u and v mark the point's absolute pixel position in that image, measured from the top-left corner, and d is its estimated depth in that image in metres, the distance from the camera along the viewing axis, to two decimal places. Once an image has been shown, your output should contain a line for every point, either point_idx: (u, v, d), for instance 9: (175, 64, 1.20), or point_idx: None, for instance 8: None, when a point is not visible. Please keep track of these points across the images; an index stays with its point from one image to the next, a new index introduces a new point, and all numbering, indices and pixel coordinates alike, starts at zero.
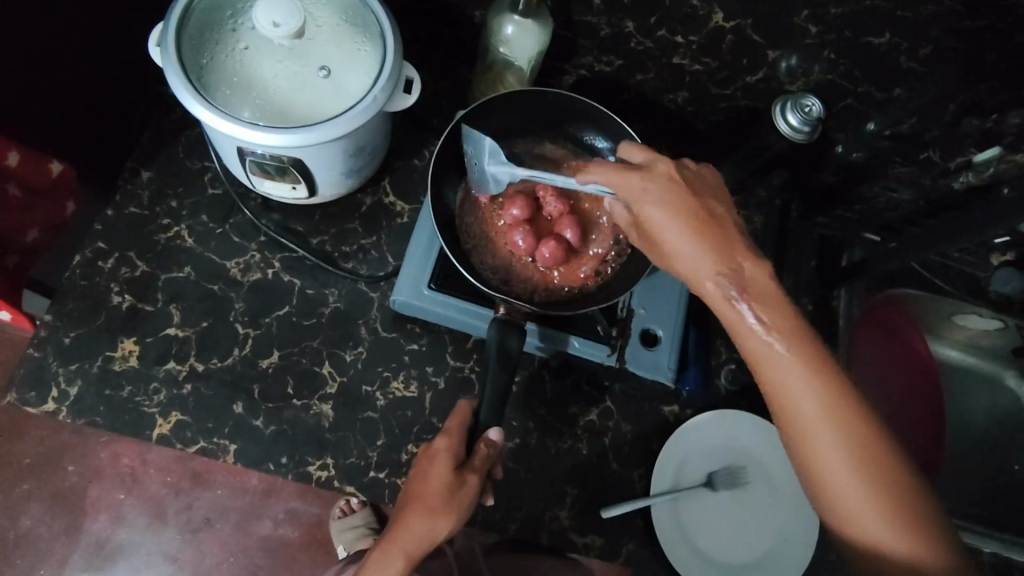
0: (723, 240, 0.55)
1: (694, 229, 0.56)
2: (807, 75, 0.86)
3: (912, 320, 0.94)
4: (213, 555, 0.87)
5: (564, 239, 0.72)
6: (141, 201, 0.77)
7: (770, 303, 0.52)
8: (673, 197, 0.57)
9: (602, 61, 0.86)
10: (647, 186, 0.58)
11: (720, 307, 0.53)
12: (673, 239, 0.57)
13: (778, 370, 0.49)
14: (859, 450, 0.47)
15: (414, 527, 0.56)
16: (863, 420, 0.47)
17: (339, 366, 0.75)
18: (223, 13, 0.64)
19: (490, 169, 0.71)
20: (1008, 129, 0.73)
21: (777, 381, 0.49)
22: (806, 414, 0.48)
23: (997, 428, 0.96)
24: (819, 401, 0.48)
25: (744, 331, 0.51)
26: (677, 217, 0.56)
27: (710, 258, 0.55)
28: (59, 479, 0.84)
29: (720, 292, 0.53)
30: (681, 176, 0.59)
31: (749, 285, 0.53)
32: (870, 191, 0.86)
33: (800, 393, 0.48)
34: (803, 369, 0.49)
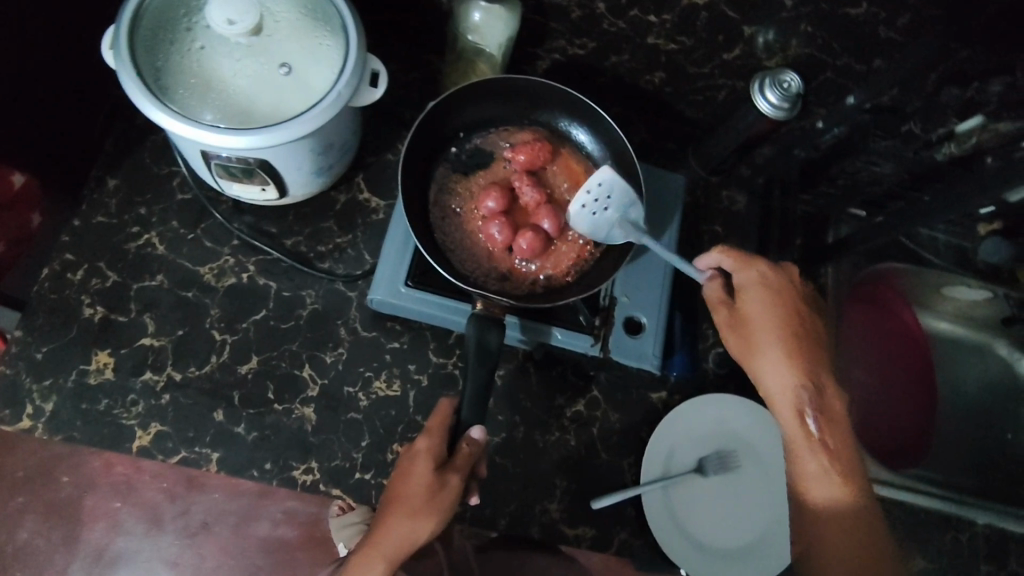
0: (809, 357, 0.59)
1: (786, 343, 0.59)
2: (785, 49, 0.84)
3: (900, 292, 0.92)
4: (213, 558, 0.79)
5: (541, 230, 0.70)
6: (110, 209, 0.75)
7: (839, 428, 0.56)
8: (777, 309, 0.60)
9: (575, 43, 0.84)
10: (761, 291, 0.61)
11: (787, 414, 0.56)
12: (763, 335, 0.59)
13: (808, 472, 0.54)
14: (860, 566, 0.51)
15: (395, 531, 0.55)
16: (874, 545, 0.52)
17: (319, 368, 0.74)
18: (177, 12, 0.62)
19: (614, 218, 0.69)
20: (990, 97, 0.73)
21: (807, 479, 0.54)
22: (825, 514, 0.53)
23: (991, 400, 0.95)
24: (843, 518, 0.52)
25: (800, 443, 0.56)
26: (777, 326, 0.59)
27: (796, 370, 0.58)
28: (50, 492, 0.71)
29: (796, 399, 0.57)
30: (792, 289, 0.62)
31: (823, 400, 0.57)
32: (852, 166, 0.84)
33: (825, 503, 0.53)
34: (840, 486, 0.53)
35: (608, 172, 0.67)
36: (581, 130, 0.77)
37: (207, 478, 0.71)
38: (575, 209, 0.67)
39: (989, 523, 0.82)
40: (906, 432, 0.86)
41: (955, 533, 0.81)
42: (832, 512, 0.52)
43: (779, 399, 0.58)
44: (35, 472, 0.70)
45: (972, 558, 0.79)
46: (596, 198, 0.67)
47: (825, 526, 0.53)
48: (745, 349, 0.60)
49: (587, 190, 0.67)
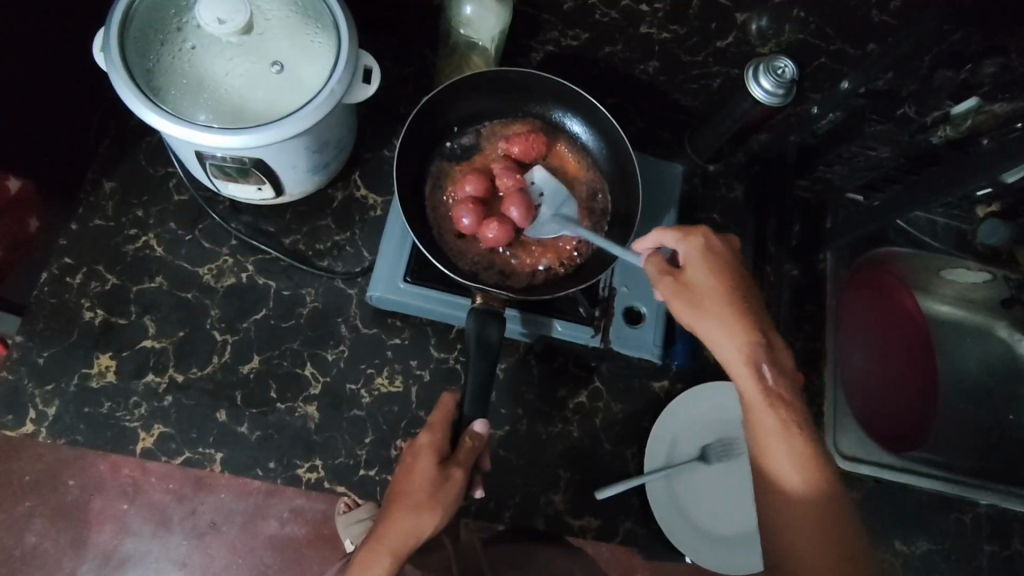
0: (761, 318, 0.56)
1: (737, 308, 0.56)
2: (778, 36, 0.85)
3: (903, 280, 0.94)
4: (222, 556, 0.72)
5: (510, 221, 0.69)
6: (106, 212, 0.75)
7: (795, 391, 0.54)
8: (724, 274, 0.57)
9: (569, 35, 0.84)
10: (706, 256, 0.58)
11: (747, 379, 0.54)
12: (713, 301, 0.56)
13: (770, 438, 0.53)
14: (824, 527, 0.50)
15: (400, 526, 0.54)
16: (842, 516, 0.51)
17: (321, 365, 0.74)
18: (167, 13, 0.61)
19: (546, 215, 0.71)
20: (984, 78, 0.75)
21: (769, 447, 0.52)
22: (789, 478, 0.51)
23: (991, 380, 0.95)
24: (808, 483, 0.51)
25: (760, 408, 0.53)
26: (726, 290, 0.56)
27: (749, 335, 0.55)
28: (59, 495, 0.70)
29: (752, 362, 0.54)
30: (735, 253, 0.59)
31: (778, 363, 0.55)
32: (849, 151, 0.82)
33: (789, 469, 0.51)
34: (802, 451, 0.52)
35: (540, 172, 0.73)
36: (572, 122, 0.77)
37: (213, 478, 0.71)
38: None
39: (992, 505, 0.81)
40: (899, 421, 0.90)
41: (957, 514, 0.80)
42: (796, 474, 0.52)
43: (735, 365, 0.55)
44: (41, 478, 0.70)
45: (974, 539, 0.80)
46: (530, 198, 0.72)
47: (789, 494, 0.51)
48: (696, 318, 0.56)
49: None
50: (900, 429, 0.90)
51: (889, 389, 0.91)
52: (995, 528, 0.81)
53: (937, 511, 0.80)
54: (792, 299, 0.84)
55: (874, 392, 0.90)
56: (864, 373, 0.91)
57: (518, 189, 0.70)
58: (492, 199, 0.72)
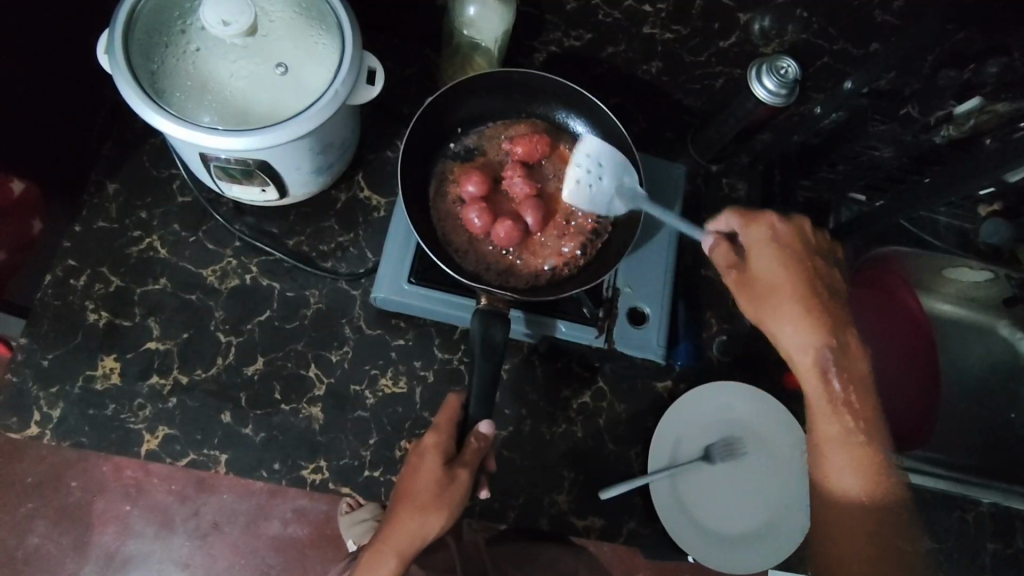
0: (833, 313, 0.59)
1: (807, 302, 0.58)
2: (780, 36, 0.83)
3: (904, 279, 0.93)
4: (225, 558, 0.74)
5: (522, 223, 0.70)
6: (110, 214, 0.75)
7: (859, 383, 0.58)
8: (794, 267, 0.59)
9: (572, 35, 0.83)
10: (777, 252, 0.60)
11: (812, 379, 0.58)
12: (785, 299, 0.59)
13: (832, 435, 0.58)
14: (877, 517, 0.58)
15: (405, 526, 0.55)
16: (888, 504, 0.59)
17: (325, 367, 0.74)
18: (171, 14, 0.61)
19: (604, 185, 0.71)
20: (987, 79, 0.73)
21: (829, 442, 0.58)
22: (843, 470, 0.58)
23: (994, 379, 0.95)
24: (863, 476, 0.58)
25: (822, 406, 0.58)
26: (797, 288, 0.59)
27: (819, 332, 0.58)
28: (62, 496, 0.70)
29: (820, 360, 0.58)
30: (804, 243, 0.61)
31: (848, 360, 0.58)
32: (852, 151, 0.83)
33: (846, 463, 0.58)
34: (860, 448, 0.58)
35: (621, 158, 0.72)
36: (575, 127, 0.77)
37: (216, 479, 0.72)
38: (569, 184, 0.70)
39: (995, 503, 0.81)
40: (902, 420, 0.90)
41: (960, 513, 0.80)
42: (853, 473, 0.58)
43: (800, 358, 0.58)
44: (45, 479, 0.70)
45: (976, 537, 0.80)
46: (587, 170, 0.70)
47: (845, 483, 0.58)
48: (762, 311, 0.60)
49: (577, 164, 0.70)
50: (902, 428, 0.89)
51: (890, 389, 0.91)
52: (997, 526, 0.81)
53: (939, 509, 0.80)
54: None
55: (876, 392, 0.90)
56: None
57: (534, 196, 0.71)
58: (499, 199, 0.72)
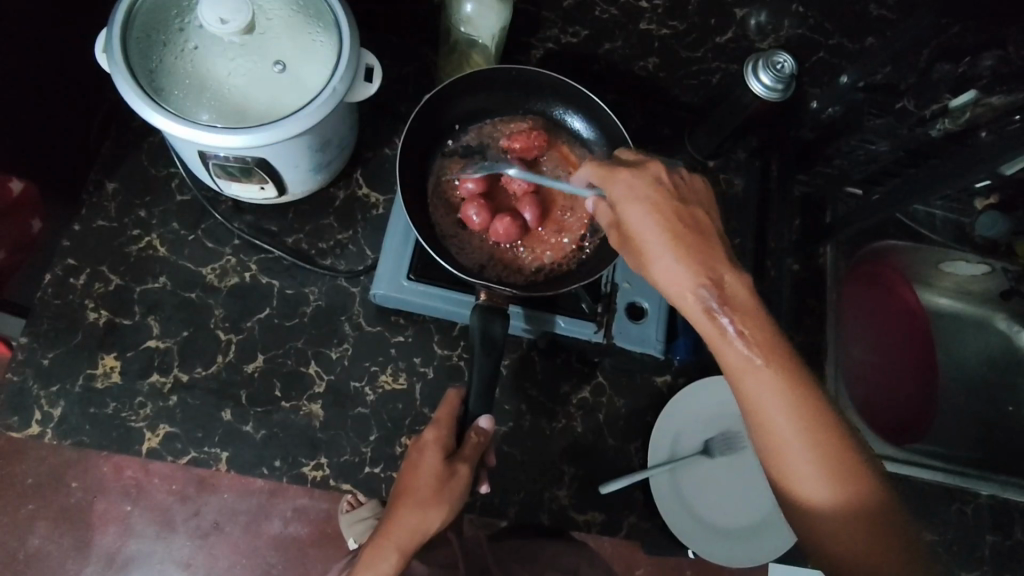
0: (707, 249, 0.53)
1: (678, 238, 0.53)
2: (777, 31, 0.83)
3: (900, 271, 0.95)
4: (226, 559, 0.74)
5: (521, 219, 0.71)
6: (109, 213, 0.75)
7: (753, 318, 0.50)
8: (654, 207, 0.55)
9: (568, 32, 0.84)
10: (633, 185, 0.56)
11: (703, 323, 0.50)
12: (652, 248, 0.54)
13: (759, 389, 0.48)
14: (841, 484, 0.46)
15: (405, 522, 0.55)
16: (840, 453, 0.46)
17: (326, 364, 0.74)
18: (168, 13, 0.61)
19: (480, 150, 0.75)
20: (982, 72, 0.73)
21: (759, 404, 0.48)
22: (783, 431, 0.47)
23: (990, 372, 0.96)
24: (806, 432, 0.47)
25: (730, 353, 0.49)
26: (661, 225, 0.54)
27: (694, 267, 0.52)
28: (62, 496, 0.70)
29: (700, 302, 0.51)
30: (657, 180, 0.56)
31: (735, 306, 0.50)
32: (848, 145, 0.85)
33: (785, 424, 0.47)
34: (790, 397, 0.47)
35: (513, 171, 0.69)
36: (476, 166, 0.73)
37: (216, 477, 0.72)
38: (449, 156, 0.74)
39: (993, 495, 0.81)
40: (900, 412, 0.91)
41: (958, 505, 0.81)
42: (792, 423, 0.47)
43: (690, 304, 0.51)
44: (48, 479, 0.70)
45: (975, 531, 0.80)
46: (463, 146, 0.75)
47: (797, 463, 0.46)
48: (644, 257, 0.54)
49: (452, 140, 0.75)
50: (901, 420, 0.90)
51: (887, 383, 0.91)
52: (996, 518, 0.81)
53: (938, 503, 0.80)
54: (794, 293, 0.84)
55: (876, 386, 0.91)
56: (865, 366, 0.91)
57: (531, 189, 0.72)
58: (498, 194, 0.73)
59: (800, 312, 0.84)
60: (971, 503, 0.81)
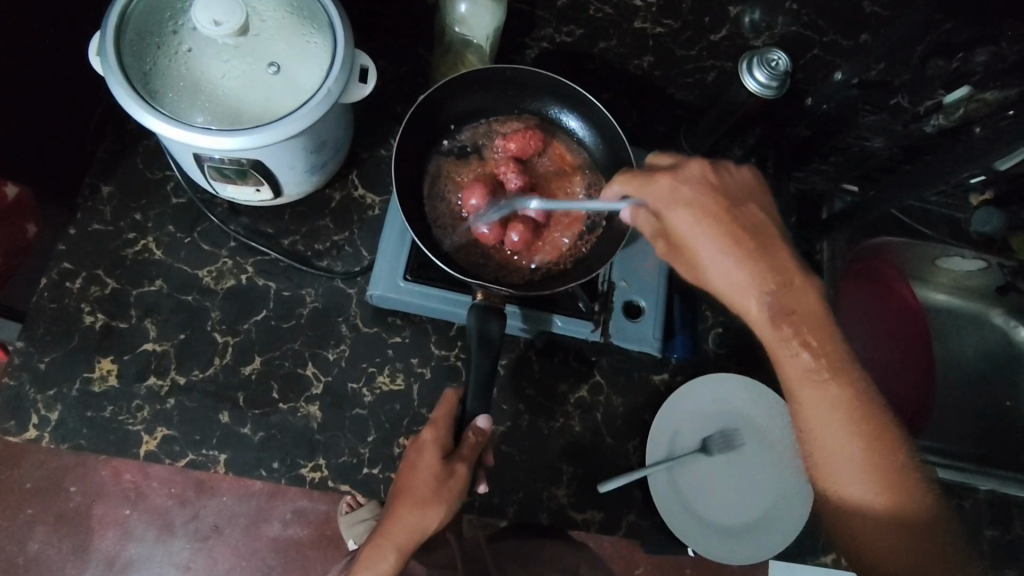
0: (763, 252, 0.54)
1: (734, 243, 0.54)
2: (771, 28, 0.85)
3: (897, 269, 0.95)
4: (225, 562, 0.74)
5: (527, 220, 0.70)
6: (104, 216, 0.75)
7: (815, 322, 0.52)
8: (706, 209, 0.56)
9: (562, 31, 0.85)
10: (680, 188, 0.57)
11: (764, 326, 0.52)
12: (705, 250, 0.55)
13: (812, 396, 0.49)
14: (891, 498, 0.47)
15: (404, 522, 0.55)
16: (894, 459, 0.48)
17: (323, 365, 0.74)
18: (162, 14, 0.61)
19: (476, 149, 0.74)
20: (976, 67, 0.73)
21: (812, 409, 0.49)
22: (837, 439, 0.48)
23: (987, 367, 0.96)
24: (858, 437, 0.48)
25: (789, 355, 0.51)
26: (715, 231, 0.55)
27: (752, 271, 0.53)
28: (61, 501, 0.72)
29: (761, 305, 0.52)
30: (710, 182, 0.57)
31: (792, 309, 0.52)
32: (845, 142, 0.84)
33: (837, 433, 0.48)
34: (842, 403, 0.49)
35: (536, 203, 0.67)
36: (494, 211, 0.69)
37: (215, 481, 0.72)
38: (446, 158, 0.74)
39: (992, 491, 0.81)
40: (901, 409, 0.90)
41: (958, 501, 0.81)
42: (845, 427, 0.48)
43: (749, 307, 0.53)
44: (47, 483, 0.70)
45: (974, 527, 0.80)
46: (460, 146, 0.75)
47: (847, 472, 0.48)
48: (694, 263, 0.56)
49: (448, 140, 0.75)
50: (900, 416, 0.90)
51: (886, 380, 0.91)
52: (995, 514, 0.81)
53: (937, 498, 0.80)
54: None
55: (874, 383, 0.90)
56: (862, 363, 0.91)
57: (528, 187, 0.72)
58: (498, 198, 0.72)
59: None
60: (971, 499, 0.81)
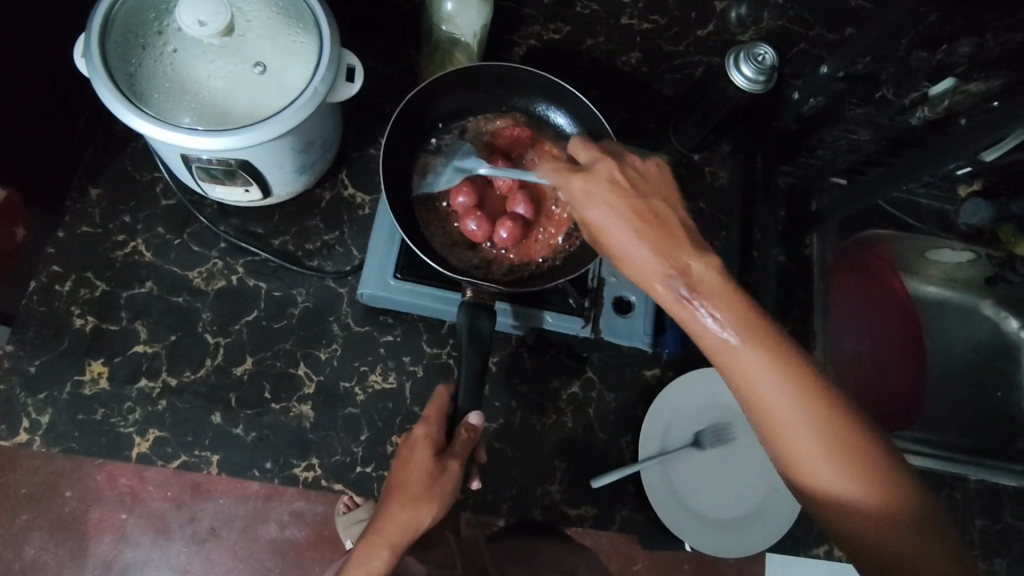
0: (672, 238, 0.52)
1: (643, 236, 0.52)
2: (757, 23, 0.88)
3: (886, 260, 0.95)
4: None
5: (518, 216, 0.70)
6: (94, 219, 0.75)
7: (726, 297, 0.49)
8: (619, 204, 0.53)
9: (550, 28, 0.85)
10: (591, 187, 0.55)
11: (678, 313, 0.50)
12: (621, 245, 0.53)
13: (748, 372, 0.47)
14: (852, 466, 0.45)
15: (398, 518, 0.53)
16: (835, 421, 0.45)
17: (315, 365, 0.74)
18: (147, 15, 0.61)
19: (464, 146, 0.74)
20: (959, 59, 0.76)
21: (751, 383, 0.47)
22: (782, 413, 0.46)
23: (977, 358, 0.97)
24: (798, 404, 0.46)
25: (707, 336, 0.49)
26: (627, 225, 0.53)
27: (661, 259, 0.51)
28: (56, 506, 0.69)
29: (671, 292, 0.50)
30: (615, 176, 0.55)
31: (698, 284, 0.50)
32: (830, 135, 0.85)
33: (779, 399, 0.46)
34: (773, 371, 0.47)
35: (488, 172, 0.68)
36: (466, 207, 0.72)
37: (210, 483, 0.71)
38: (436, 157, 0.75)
39: (982, 480, 0.82)
40: (891, 400, 0.91)
41: (949, 491, 0.81)
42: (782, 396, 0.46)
43: (662, 296, 0.51)
44: (38, 489, 0.69)
45: (964, 516, 0.81)
46: (447, 143, 0.75)
47: (803, 448, 0.45)
48: (619, 259, 0.54)
49: (435, 138, 0.75)
50: (891, 407, 0.90)
51: (878, 372, 0.91)
52: (985, 503, 0.81)
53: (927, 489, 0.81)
54: (781, 284, 0.85)
55: (866, 374, 0.91)
56: (856, 355, 0.91)
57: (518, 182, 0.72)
58: (488, 195, 0.73)
59: (787, 301, 0.84)
60: (961, 489, 0.82)
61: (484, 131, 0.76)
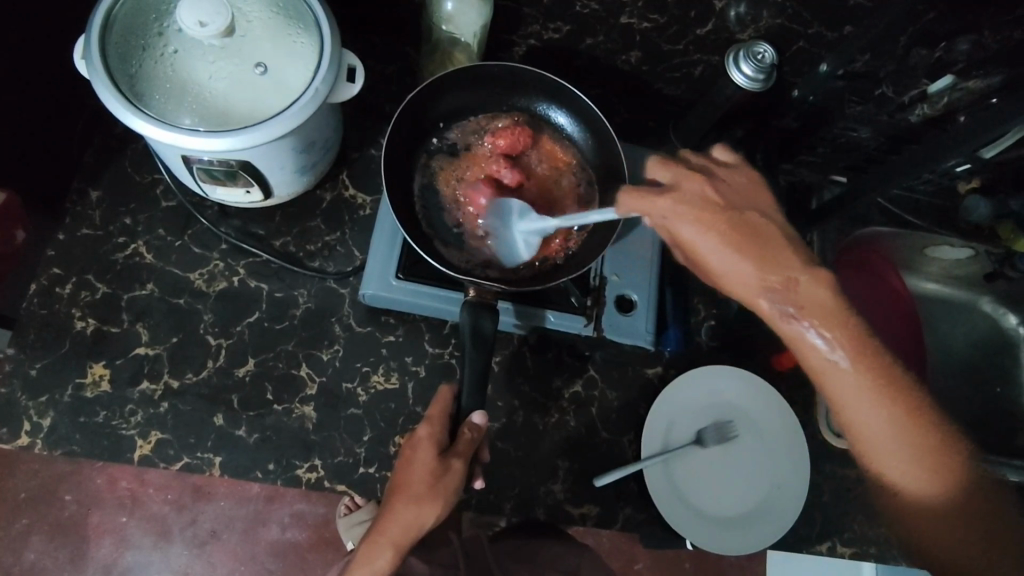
0: (775, 254, 0.53)
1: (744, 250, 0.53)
2: (755, 22, 0.88)
3: (882, 254, 0.94)
4: (224, 568, 0.73)
5: None
6: (94, 221, 0.75)
7: (835, 315, 0.51)
8: (715, 221, 0.54)
9: (550, 28, 0.86)
10: (682, 205, 0.55)
11: (782, 326, 0.51)
12: (715, 259, 0.54)
13: (847, 391, 0.50)
14: (940, 479, 0.48)
15: (400, 516, 0.54)
16: (928, 440, 0.49)
17: (317, 366, 0.74)
18: (147, 17, 0.61)
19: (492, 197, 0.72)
20: (958, 56, 0.76)
21: (846, 401, 0.50)
22: (876, 430, 0.49)
23: (977, 355, 0.98)
24: (895, 423, 0.49)
25: (812, 353, 0.51)
26: (726, 242, 0.53)
27: (765, 273, 0.52)
28: (55, 511, 0.70)
29: (774, 308, 0.51)
30: (707, 194, 0.55)
31: (805, 300, 0.51)
32: (831, 133, 0.86)
33: (873, 418, 0.49)
34: (871, 392, 0.49)
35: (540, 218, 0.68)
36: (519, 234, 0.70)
37: (211, 485, 0.72)
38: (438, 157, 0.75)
39: None
40: None
41: None
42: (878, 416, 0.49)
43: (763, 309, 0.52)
44: (38, 493, 0.70)
45: None
46: (448, 144, 0.75)
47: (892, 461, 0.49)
48: (713, 274, 0.55)
49: (436, 138, 0.75)
50: None
51: None
52: None
53: None
54: None
55: None
56: None
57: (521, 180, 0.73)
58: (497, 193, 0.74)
59: None
60: None
61: (484, 131, 0.76)
